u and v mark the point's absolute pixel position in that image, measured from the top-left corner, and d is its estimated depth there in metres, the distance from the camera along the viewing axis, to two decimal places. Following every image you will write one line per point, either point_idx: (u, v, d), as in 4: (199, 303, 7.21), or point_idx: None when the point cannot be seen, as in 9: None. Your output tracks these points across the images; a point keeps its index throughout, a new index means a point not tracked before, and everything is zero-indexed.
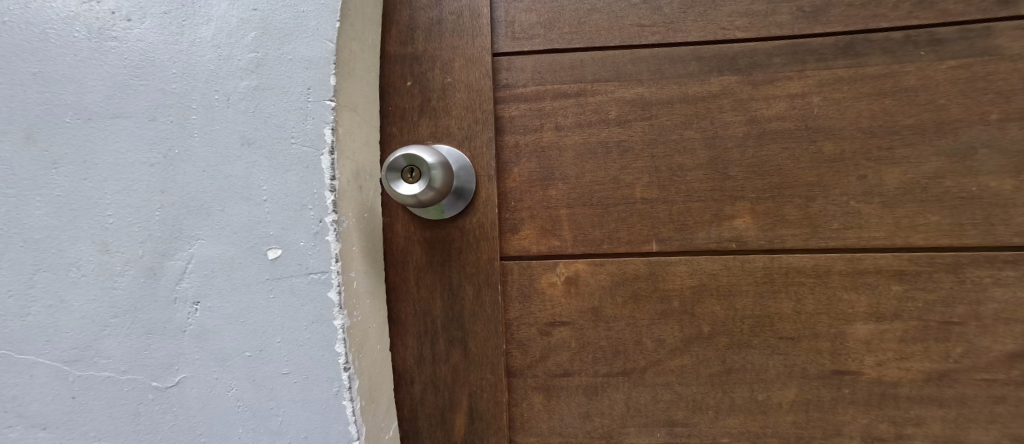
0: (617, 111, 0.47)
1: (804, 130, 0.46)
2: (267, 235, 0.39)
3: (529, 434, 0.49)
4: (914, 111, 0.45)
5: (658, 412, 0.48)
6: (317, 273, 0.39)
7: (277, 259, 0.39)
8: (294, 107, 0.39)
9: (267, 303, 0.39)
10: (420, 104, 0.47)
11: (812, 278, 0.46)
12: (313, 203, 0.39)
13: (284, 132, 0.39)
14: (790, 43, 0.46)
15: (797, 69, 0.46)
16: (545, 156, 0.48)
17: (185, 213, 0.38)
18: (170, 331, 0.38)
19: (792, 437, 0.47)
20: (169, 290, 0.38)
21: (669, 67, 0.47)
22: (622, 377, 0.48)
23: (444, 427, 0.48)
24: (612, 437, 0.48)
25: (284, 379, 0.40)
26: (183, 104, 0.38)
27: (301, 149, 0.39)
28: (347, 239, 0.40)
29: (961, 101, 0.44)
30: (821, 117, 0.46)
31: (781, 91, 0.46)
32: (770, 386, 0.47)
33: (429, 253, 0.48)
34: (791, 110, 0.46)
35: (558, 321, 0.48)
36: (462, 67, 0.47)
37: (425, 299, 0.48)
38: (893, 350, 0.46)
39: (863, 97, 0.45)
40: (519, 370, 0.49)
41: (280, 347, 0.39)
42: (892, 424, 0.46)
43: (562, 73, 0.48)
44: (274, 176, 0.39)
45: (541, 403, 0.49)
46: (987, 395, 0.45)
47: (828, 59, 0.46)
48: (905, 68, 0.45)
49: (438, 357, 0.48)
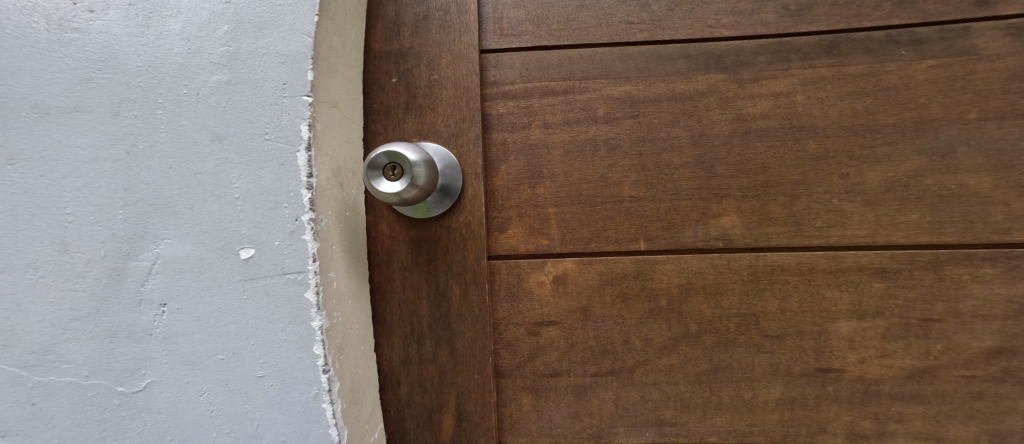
0: (604, 109, 0.47)
1: (789, 129, 0.46)
2: (239, 234, 0.38)
3: (516, 435, 0.49)
4: (897, 110, 0.45)
5: (646, 411, 0.48)
6: (295, 273, 0.38)
7: (250, 259, 0.38)
8: (269, 103, 0.38)
9: (241, 304, 0.38)
10: (405, 101, 0.46)
11: (797, 276, 0.46)
12: (289, 201, 0.38)
13: (258, 128, 0.38)
14: (776, 42, 0.46)
15: (782, 68, 0.46)
16: (532, 154, 0.47)
17: (151, 212, 0.37)
18: (136, 334, 0.37)
19: (778, 435, 0.48)
20: (134, 291, 0.37)
21: (656, 65, 0.47)
22: (610, 377, 0.48)
23: (429, 428, 0.48)
24: (599, 437, 0.48)
25: (260, 383, 0.39)
26: (149, 98, 0.37)
27: (276, 145, 0.38)
28: (325, 238, 0.39)
29: (942, 100, 0.45)
30: (806, 116, 0.46)
31: (767, 90, 0.46)
32: (756, 385, 0.47)
33: (414, 252, 0.47)
34: (776, 109, 0.46)
35: (546, 321, 0.48)
36: (449, 64, 0.46)
37: (411, 299, 0.47)
38: (876, 348, 0.46)
39: (847, 96, 0.46)
40: (506, 371, 0.48)
41: (255, 349, 0.38)
42: (875, 421, 0.47)
43: (549, 70, 0.47)
44: (247, 173, 0.37)
45: (529, 403, 0.49)
46: (967, 391, 0.46)
47: (813, 58, 0.46)
48: (887, 67, 0.45)
49: (424, 357, 0.47)
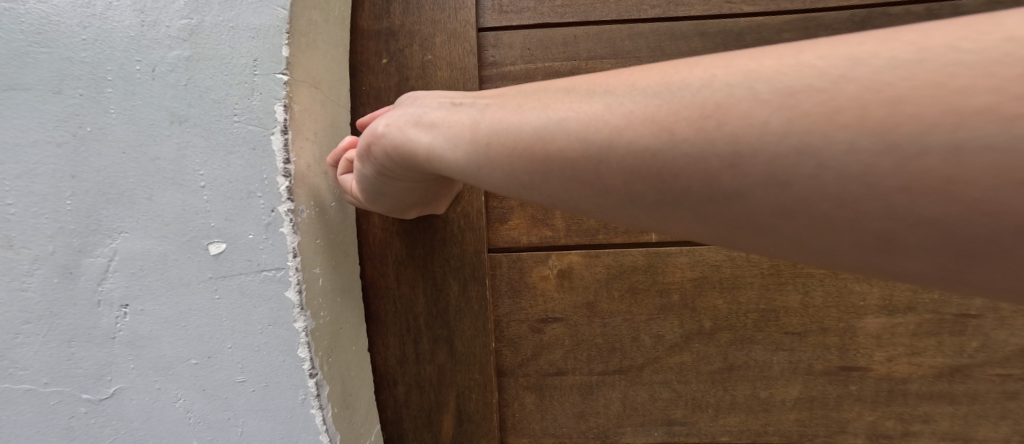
0: None
1: None
2: (207, 227, 0.34)
3: (520, 435, 0.47)
4: None
5: (656, 411, 0.45)
6: (272, 270, 0.35)
7: (220, 255, 0.35)
8: (237, 81, 0.34)
9: (212, 304, 0.35)
10: (397, 84, 0.44)
11: (821, 269, 0.43)
12: (263, 190, 0.35)
13: (225, 109, 0.34)
14: (801, 18, 0.43)
15: None
16: None
17: (104, 202, 0.33)
18: (97, 337, 0.34)
19: (795, 435, 0.45)
20: (90, 292, 0.34)
21: (670, 43, 0.44)
22: (618, 375, 0.45)
23: (429, 429, 0.46)
24: (607, 437, 0.46)
25: (240, 388, 0.36)
26: (97, 74, 0.33)
27: (246, 128, 0.34)
28: (307, 232, 0.37)
29: None
30: None
31: None
32: (773, 383, 0.44)
33: (408, 245, 0.44)
34: None
35: (550, 318, 0.45)
36: (444, 44, 0.44)
37: (406, 295, 0.45)
38: (905, 345, 0.43)
39: None
40: (509, 370, 0.46)
41: (232, 353, 0.36)
42: (899, 422, 0.44)
43: (553, 50, 0.44)
44: (213, 159, 0.34)
45: (534, 403, 0.46)
46: (1000, 391, 0.43)
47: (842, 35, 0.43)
48: None
49: (421, 357, 0.45)
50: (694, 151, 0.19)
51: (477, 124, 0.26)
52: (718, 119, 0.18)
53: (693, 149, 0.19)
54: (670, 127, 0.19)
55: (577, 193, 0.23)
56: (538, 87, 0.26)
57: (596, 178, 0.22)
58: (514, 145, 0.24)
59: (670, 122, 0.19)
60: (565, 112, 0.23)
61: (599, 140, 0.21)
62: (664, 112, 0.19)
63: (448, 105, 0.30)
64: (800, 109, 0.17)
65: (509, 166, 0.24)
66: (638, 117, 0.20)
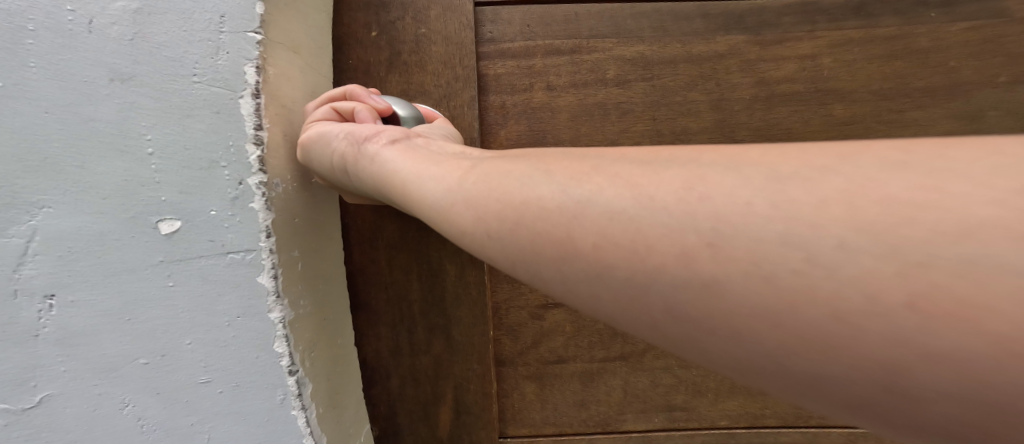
0: (615, 71, 0.43)
1: (813, 93, 0.42)
2: (156, 202, 0.30)
3: (520, 426, 0.45)
4: (925, 73, 0.42)
5: (657, 397, 0.45)
6: (241, 254, 0.32)
7: (174, 234, 0.30)
8: (199, 38, 0.30)
9: (166, 293, 0.31)
10: (388, 58, 0.41)
11: None
12: (229, 160, 0.31)
13: (182, 68, 0.30)
14: (801, 2, 0.42)
15: (807, 30, 0.42)
16: (536, 118, 0.43)
17: (19, 170, 0.28)
18: (17, 336, 0.30)
19: (791, 417, 0.45)
20: (4, 279, 0.29)
21: (672, 23, 0.43)
22: (620, 362, 0.45)
23: (426, 422, 0.44)
24: (608, 424, 0.45)
25: (204, 389, 0.33)
26: (11, 21, 0.27)
27: (208, 90, 0.30)
28: (283, 209, 0.33)
29: (972, 64, 0.42)
30: (832, 79, 0.42)
31: (791, 52, 0.42)
32: None
33: (403, 228, 0.42)
34: (801, 72, 0.42)
35: (551, 303, 0.44)
36: (439, 17, 0.41)
37: (400, 282, 0.42)
38: None
39: (875, 59, 0.42)
40: (509, 359, 0.45)
41: (191, 350, 0.32)
42: None
43: (554, 27, 0.43)
44: (166, 124, 0.30)
45: (534, 392, 0.45)
46: None
47: (840, 19, 0.42)
48: (916, 29, 0.42)
49: (417, 347, 0.43)
50: (673, 221, 0.17)
51: (473, 170, 0.25)
52: (700, 190, 0.17)
53: (673, 218, 0.17)
54: (651, 192, 0.18)
55: (548, 256, 0.20)
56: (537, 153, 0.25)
57: (567, 239, 0.20)
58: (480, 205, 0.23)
59: (652, 189, 0.18)
60: (555, 179, 0.21)
61: (577, 198, 0.20)
62: (649, 179, 0.19)
63: (456, 154, 0.29)
64: (786, 197, 0.16)
65: (491, 215, 0.22)
66: (619, 184, 0.19)
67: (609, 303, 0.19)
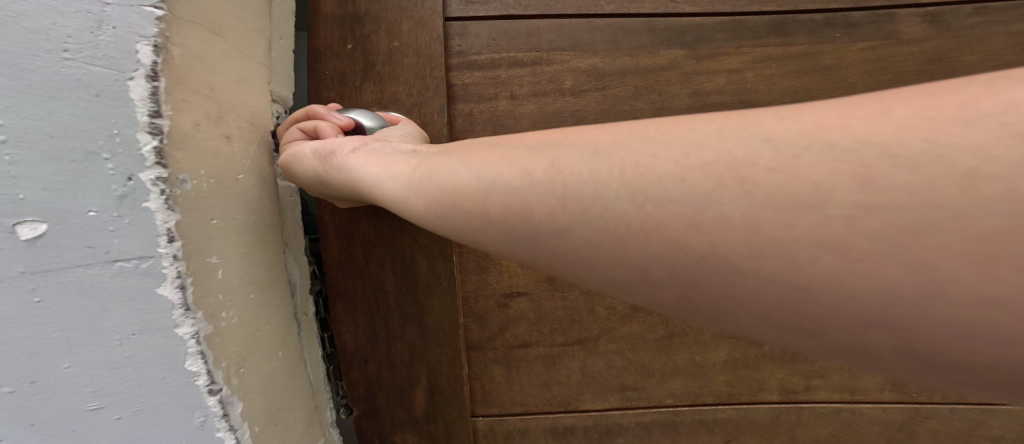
0: (572, 82, 0.47)
1: (738, 105, 0.47)
2: (7, 201, 0.24)
3: (491, 406, 0.50)
4: (828, 88, 0.46)
5: (611, 378, 0.50)
6: (133, 262, 0.27)
7: (36, 240, 0.25)
8: (73, 7, 0.25)
9: (35, 311, 0.26)
10: (363, 69, 0.45)
11: None
12: (114, 152, 0.26)
13: (49, 41, 0.24)
14: (732, 20, 0.47)
15: (735, 46, 0.46)
16: (499, 125, 0.47)
17: None
18: None
19: (724, 395, 0.48)
20: None
21: (623, 38, 0.47)
22: (577, 346, 0.49)
23: (402, 404, 0.48)
24: (569, 403, 0.51)
25: (100, 415, 0.29)
26: None
27: (87, 69, 0.25)
28: (195, 210, 0.30)
29: (868, 81, 0.46)
30: (752, 93, 0.46)
31: (720, 67, 0.47)
32: (705, 348, 0.48)
33: (377, 224, 0.46)
34: (727, 85, 0.46)
35: (515, 292, 0.48)
36: (411, 31, 0.45)
37: (376, 274, 0.46)
38: None
39: (789, 74, 0.46)
40: (477, 344, 0.49)
41: (73, 373, 0.27)
42: (803, 378, 0.46)
43: (518, 40, 0.47)
44: (22, 104, 0.23)
45: (502, 375, 0.50)
46: None
47: (761, 36, 0.46)
48: (823, 48, 0.46)
49: (393, 334, 0.47)
50: (541, 191, 0.24)
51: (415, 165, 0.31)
52: (557, 169, 0.24)
53: (541, 190, 0.24)
54: (530, 171, 0.25)
55: (473, 226, 0.26)
56: (464, 143, 0.31)
57: (481, 211, 0.26)
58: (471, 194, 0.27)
59: (530, 167, 0.25)
60: (469, 163, 0.28)
61: (484, 179, 0.26)
62: (529, 160, 0.25)
63: (407, 151, 0.34)
64: (598, 168, 0.22)
65: (430, 198, 0.29)
66: (508, 166, 0.26)
67: (521, 254, 0.25)
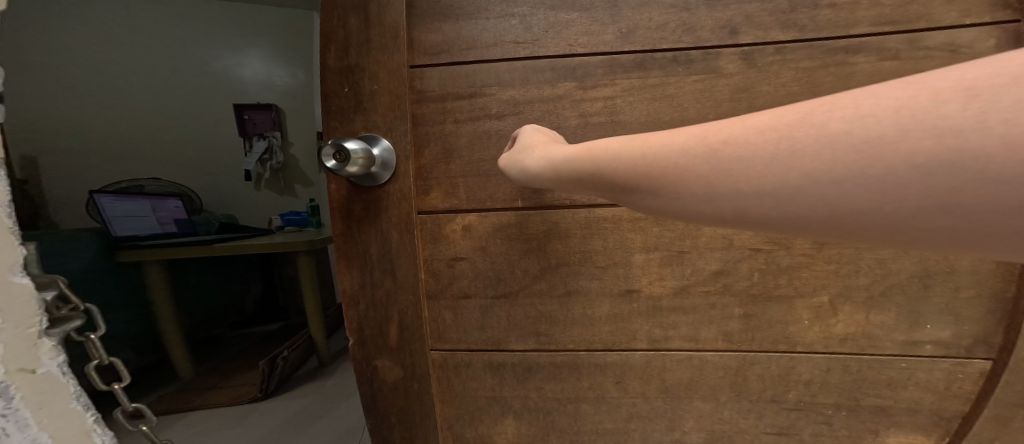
0: (497, 109, 0.65)
1: (611, 123, 0.64)
2: None
3: (444, 342, 0.67)
4: (671, 111, 0.63)
5: (528, 325, 0.66)
6: None
7: None
8: None
9: None
10: (354, 105, 0.65)
11: (611, 223, 0.64)
12: None
13: None
14: (609, 58, 0.63)
15: (611, 78, 0.63)
16: (446, 141, 0.65)
17: None
18: None
19: (609, 341, 0.66)
20: None
21: (533, 75, 0.64)
22: (504, 299, 0.66)
23: (381, 335, 0.67)
24: (500, 344, 0.67)
25: None
26: None
27: None
28: None
29: (698, 103, 0.63)
30: (624, 113, 0.64)
31: (599, 94, 0.64)
32: (594, 303, 0.65)
33: (364, 206, 0.65)
34: (603, 107, 0.64)
35: (459, 257, 0.66)
36: (387, 76, 0.65)
37: (364, 240, 0.65)
38: (656, 273, 0.65)
39: (646, 100, 0.63)
40: (435, 294, 0.67)
41: None
42: (661, 328, 0.65)
43: (458, 81, 0.65)
44: None
45: (452, 318, 0.67)
46: (705, 303, 0.65)
47: (629, 71, 0.63)
48: (669, 80, 0.63)
49: (375, 282, 0.66)
50: (789, 210, 0.31)
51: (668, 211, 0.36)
52: (733, 210, 0.33)
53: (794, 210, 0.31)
54: (716, 213, 0.34)
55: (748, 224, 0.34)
56: (612, 173, 0.37)
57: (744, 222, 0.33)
58: (676, 149, 0.34)
59: (719, 209, 0.33)
60: (670, 197, 0.34)
61: (754, 216, 0.33)
62: (693, 204, 0.34)
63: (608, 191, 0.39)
64: (774, 201, 0.31)
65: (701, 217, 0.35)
66: (747, 203, 0.32)
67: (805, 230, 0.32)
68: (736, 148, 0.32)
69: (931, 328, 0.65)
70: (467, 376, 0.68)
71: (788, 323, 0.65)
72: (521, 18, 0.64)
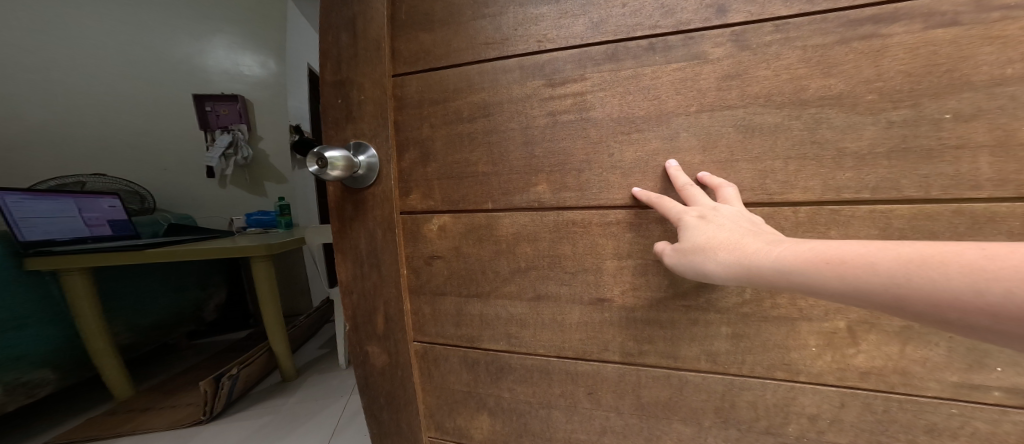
0: (469, 111, 0.64)
1: (581, 121, 0.60)
2: None
3: (426, 334, 0.70)
4: (647, 106, 0.57)
5: (500, 326, 0.66)
6: None
7: None
8: None
9: None
10: (345, 113, 0.69)
11: (580, 227, 0.61)
12: None
13: None
14: (579, 51, 0.59)
15: (580, 73, 0.59)
16: (423, 145, 0.67)
17: None
18: None
19: (579, 350, 0.63)
20: None
21: (502, 76, 0.62)
22: (477, 299, 0.67)
23: (370, 324, 0.72)
24: (475, 341, 0.68)
25: None
26: None
27: None
28: None
29: (677, 96, 0.56)
30: (596, 110, 0.59)
31: (569, 91, 0.60)
32: (563, 310, 0.63)
33: (352, 205, 0.70)
34: (572, 105, 0.60)
35: (436, 256, 0.68)
36: (370, 86, 0.68)
37: (354, 237, 0.70)
38: (629, 282, 0.60)
39: (618, 95, 0.58)
40: (417, 290, 0.70)
41: None
42: (636, 341, 0.61)
43: (433, 85, 0.66)
44: None
45: (431, 313, 0.70)
46: (687, 318, 0.59)
47: (600, 62, 0.58)
48: (643, 70, 0.57)
49: (364, 275, 0.71)
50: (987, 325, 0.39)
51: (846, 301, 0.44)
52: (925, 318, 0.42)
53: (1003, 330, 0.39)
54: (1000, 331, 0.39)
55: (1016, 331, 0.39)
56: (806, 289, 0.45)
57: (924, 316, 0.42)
58: (870, 269, 0.42)
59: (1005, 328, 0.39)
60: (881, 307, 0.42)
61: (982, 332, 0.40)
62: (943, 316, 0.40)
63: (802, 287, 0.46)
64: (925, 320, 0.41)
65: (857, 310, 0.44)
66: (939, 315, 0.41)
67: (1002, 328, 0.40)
68: (884, 283, 0.41)
69: (1000, 371, 0.52)
70: (446, 369, 0.70)
71: (788, 349, 0.56)
72: (491, 18, 0.63)
